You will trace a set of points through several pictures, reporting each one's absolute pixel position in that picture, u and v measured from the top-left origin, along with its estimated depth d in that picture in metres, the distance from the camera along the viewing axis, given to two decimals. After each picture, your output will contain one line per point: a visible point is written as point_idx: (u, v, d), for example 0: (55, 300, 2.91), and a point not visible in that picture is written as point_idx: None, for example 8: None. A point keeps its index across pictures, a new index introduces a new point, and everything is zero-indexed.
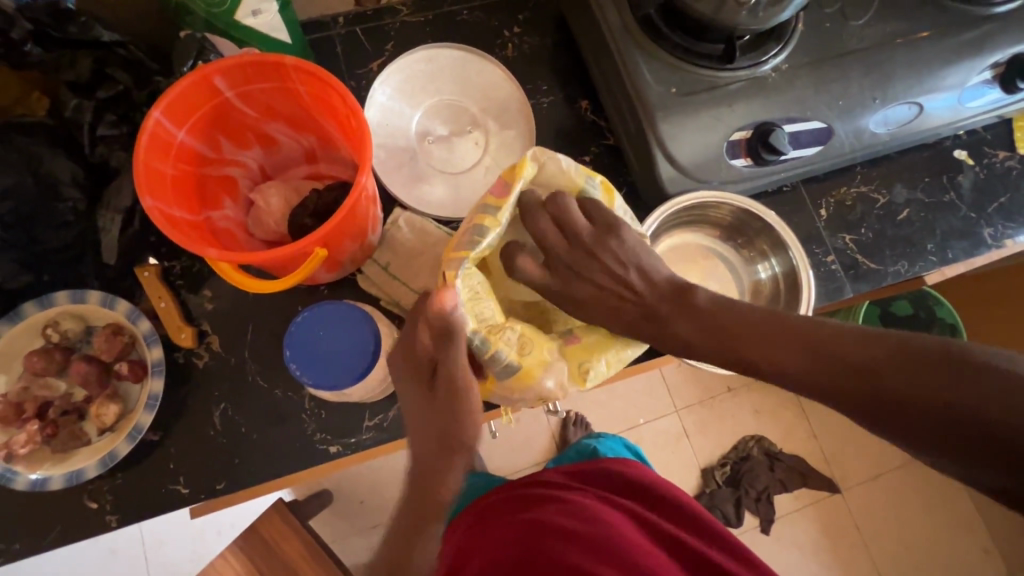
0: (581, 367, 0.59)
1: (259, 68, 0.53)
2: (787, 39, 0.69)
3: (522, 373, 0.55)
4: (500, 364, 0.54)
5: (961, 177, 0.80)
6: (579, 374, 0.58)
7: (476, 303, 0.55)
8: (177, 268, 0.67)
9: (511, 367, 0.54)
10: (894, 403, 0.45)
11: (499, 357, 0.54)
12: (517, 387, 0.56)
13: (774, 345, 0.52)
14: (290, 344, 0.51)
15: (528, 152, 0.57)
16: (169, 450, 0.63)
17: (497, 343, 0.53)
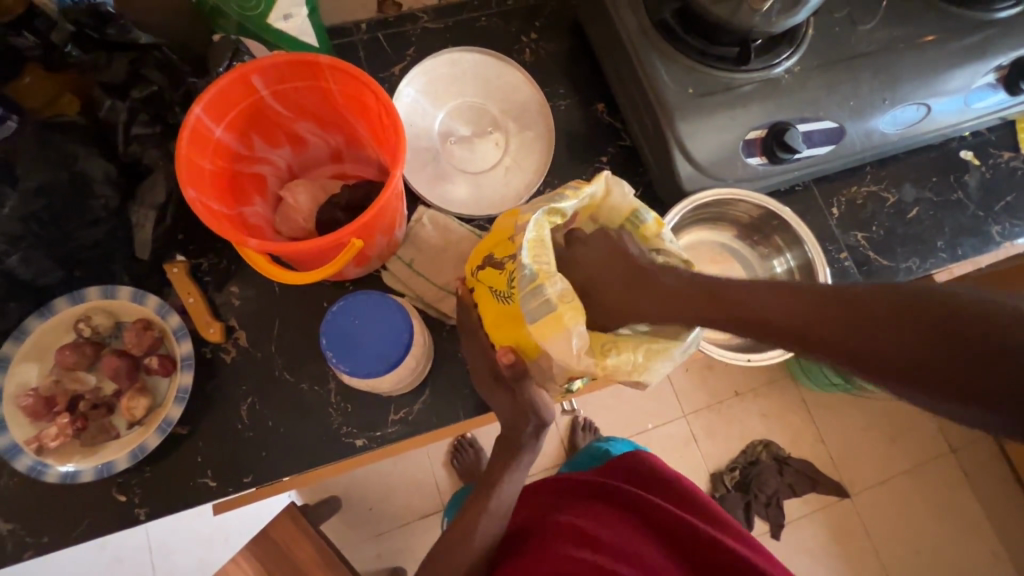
0: (608, 345, 0.50)
1: (295, 67, 0.55)
2: (798, 43, 0.71)
3: (554, 316, 0.47)
4: (536, 301, 0.48)
5: (968, 176, 0.83)
6: (601, 348, 0.49)
7: (540, 252, 0.50)
8: (204, 265, 0.69)
9: (546, 307, 0.48)
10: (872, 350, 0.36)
11: (538, 294, 0.48)
12: (540, 334, 0.48)
13: (746, 297, 0.45)
14: (326, 330, 0.51)
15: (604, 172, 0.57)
16: (196, 444, 0.64)
17: (547, 281, 0.48)
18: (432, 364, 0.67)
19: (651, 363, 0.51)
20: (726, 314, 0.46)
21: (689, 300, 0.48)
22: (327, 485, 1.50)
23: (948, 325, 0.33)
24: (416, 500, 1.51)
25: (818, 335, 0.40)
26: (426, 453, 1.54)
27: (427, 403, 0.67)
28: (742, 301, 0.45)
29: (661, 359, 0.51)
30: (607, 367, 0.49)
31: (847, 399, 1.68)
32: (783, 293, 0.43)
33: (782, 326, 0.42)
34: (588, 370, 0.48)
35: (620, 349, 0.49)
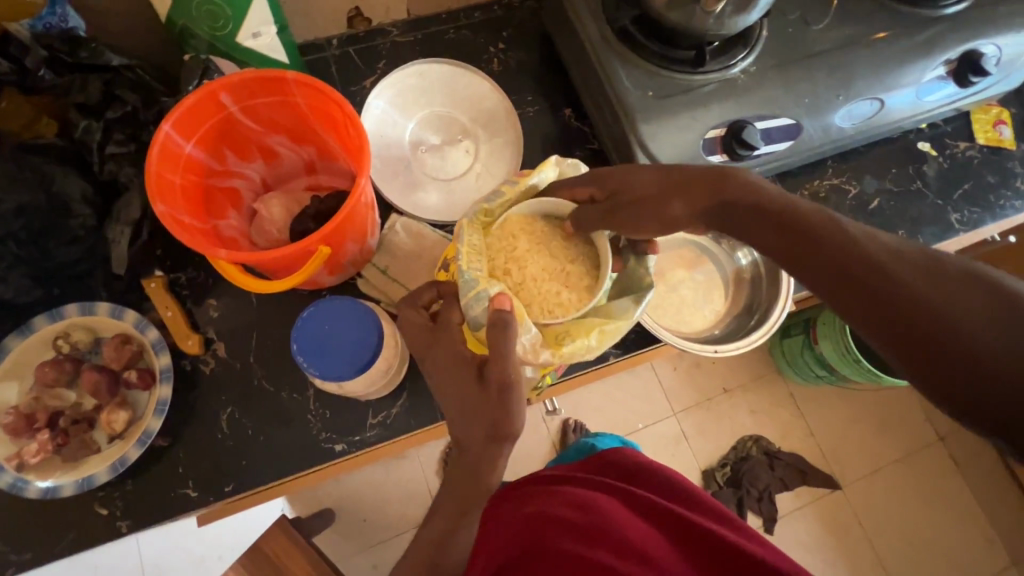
0: (562, 335, 0.53)
1: (262, 82, 0.57)
2: (753, 43, 0.74)
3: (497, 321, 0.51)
4: (479, 307, 0.51)
5: (926, 167, 0.85)
6: (555, 339, 0.53)
7: (475, 260, 0.54)
8: (182, 279, 0.70)
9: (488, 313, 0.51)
10: (887, 293, 0.37)
11: (482, 299, 0.51)
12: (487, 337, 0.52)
13: (826, 230, 0.43)
14: (297, 336, 0.52)
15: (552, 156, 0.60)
16: (177, 454, 0.64)
17: (487, 287, 0.52)
18: (407, 368, 0.68)
19: (604, 344, 0.53)
20: (769, 230, 0.46)
21: (763, 215, 0.47)
22: (321, 497, 1.51)
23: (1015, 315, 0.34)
24: (410, 509, 1.52)
25: (813, 251, 0.43)
26: (419, 461, 1.55)
27: (404, 406, 0.68)
28: (848, 240, 0.41)
29: (612, 338, 0.54)
30: (563, 355, 0.53)
31: (835, 391, 1.70)
32: (897, 248, 0.39)
33: (848, 276, 0.40)
34: (546, 363, 0.52)
35: (573, 336, 0.53)
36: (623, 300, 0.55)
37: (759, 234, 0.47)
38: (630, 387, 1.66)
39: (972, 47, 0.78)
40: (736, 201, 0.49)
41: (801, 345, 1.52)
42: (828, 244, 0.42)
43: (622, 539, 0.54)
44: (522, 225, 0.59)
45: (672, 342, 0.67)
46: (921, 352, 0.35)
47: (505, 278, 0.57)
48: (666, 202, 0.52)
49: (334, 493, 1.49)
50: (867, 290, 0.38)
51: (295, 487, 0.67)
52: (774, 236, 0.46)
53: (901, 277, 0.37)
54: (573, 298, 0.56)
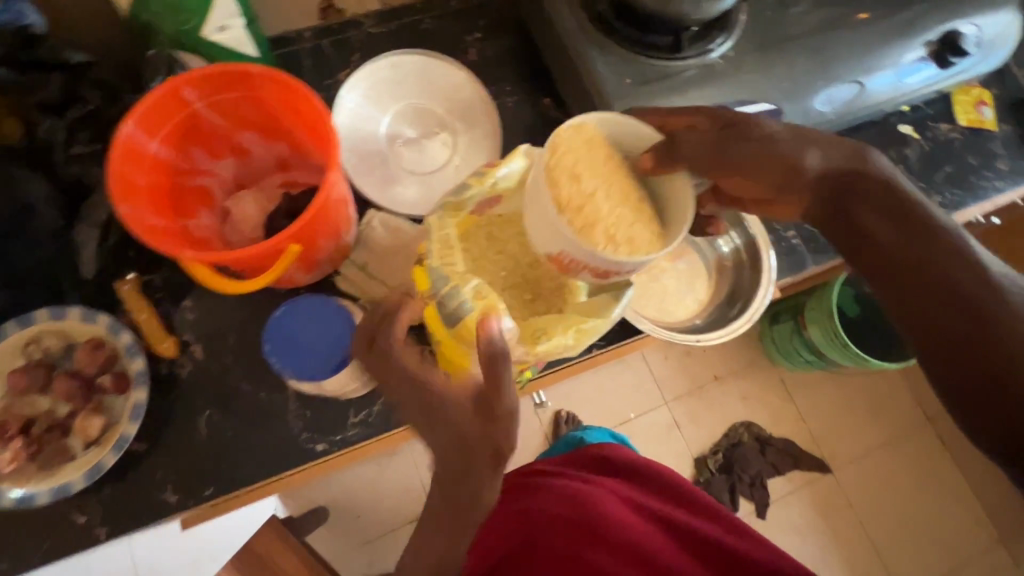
0: (538, 332, 0.52)
1: (226, 77, 0.56)
2: (730, 27, 0.73)
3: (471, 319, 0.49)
4: (455, 304, 0.49)
5: (907, 149, 0.85)
6: (532, 335, 0.52)
7: (446, 255, 0.52)
8: (157, 281, 0.69)
9: (464, 311, 0.49)
10: (976, 312, 0.42)
11: (454, 297, 0.49)
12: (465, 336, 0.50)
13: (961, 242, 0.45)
14: (270, 335, 0.51)
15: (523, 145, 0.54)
16: (155, 459, 0.64)
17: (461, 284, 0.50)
18: None
19: (582, 341, 0.53)
20: (894, 221, 0.48)
21: (892, 209, 0.48)
22: (313, 496, 1.50)
23: None
24: (403, 505, 1.51)
25: (925, 256, 0.45)
26: (411, 457, 1.54)
27: (386, 403, 0.67)
28: (974, 258, 0.44)
29: (589, 336, 0.53)
30: (540, 351, 0.52)
31: (825, 376, 1.71)
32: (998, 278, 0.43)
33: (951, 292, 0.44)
34: (522, 359, 0.52)
35: (549, 335, 0.51)
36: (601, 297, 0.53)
37: (887, 224, 0.48)
38: (622, 378, 1.66)
39: (952, 27, 0.77)
40: (871, 192, 0.50)
41: (790, 330, 1.53)
42: (949, 254, 0.45)
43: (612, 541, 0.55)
44: (604, 140, 0.49)
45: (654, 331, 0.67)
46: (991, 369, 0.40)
47: (572, 191, 0.47)
48: (791, 167, 0.51)
49: (327, 491, 1.49)
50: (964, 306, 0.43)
51: (276, 488, 0.66)
52: (896, 231, 0.48)
53: (991, 301, 0.42)
54: (643, 239, 0.47)
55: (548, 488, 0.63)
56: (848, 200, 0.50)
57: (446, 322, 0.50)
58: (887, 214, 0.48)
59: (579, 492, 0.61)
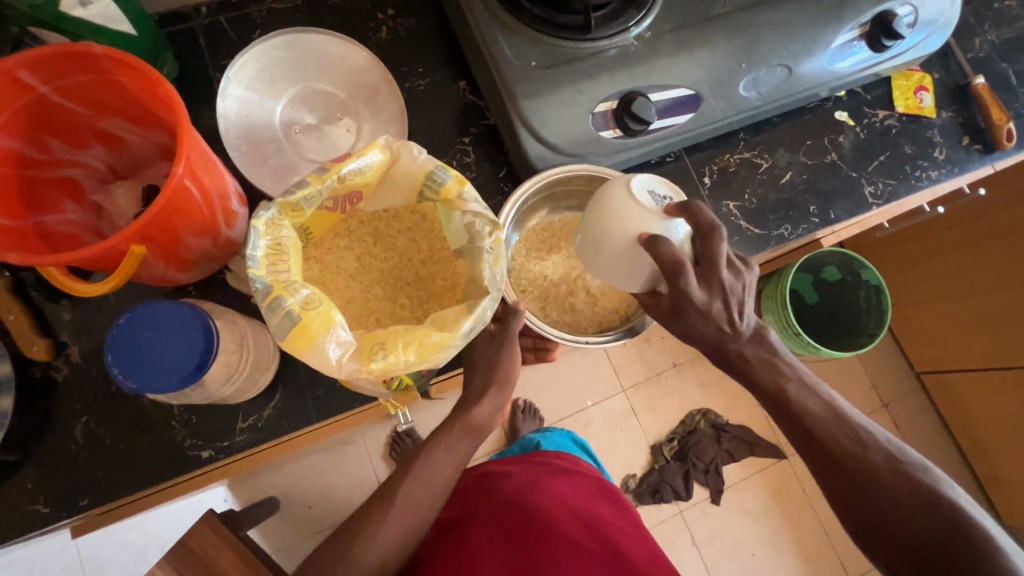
0: (376, 348, 0.46)
1: (68, 60, 0.50)
2: (649, 6, 0.68)
3: (300, 327, 0.44)
4: (276, 316, 0.45)
5: (842, 138, 0.81)
6: (367, 351, 0.46)
7: (276, 260, 0.48)
8: (29, 279, 0.64)
9: (288, 320, 0.45)
10: (864, 500, 0.53)
11: (277, 308, 0.45)
12: (291, 349, 0.45)
13: (846, 444, 0.54)
14: (110, 345, 0.47)
15: (380, 137, 0.51)
16: (27, 468, 0.60)
17: (285, 293, 0.46)
18: (277, 367, 0.63)
19: (425, 358, 0.46)
20: (789, 414, 0.56)
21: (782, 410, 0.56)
22: (263, 487, 1.48)
23: (893, 538, 0.52)
24: (355, 495, 1.50)
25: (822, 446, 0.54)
26: (363, 446, 1.53)
27: (276, 409, 0.64)
28: (861, 457, 0.54)
29: (435, 351, 0.47)
30: (374, 371, 0.45)
31: None
32: (894, 477, 0.53)
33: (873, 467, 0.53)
34: (357, 370, 0.45)
35: (385, 350, 0.45)
36: (455, 309, 0.49)
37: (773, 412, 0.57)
38: (579, 366, 1.64)
39: (887, 7, 0.73)
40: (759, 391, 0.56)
41: None
42: (842, 455, 0.54)
43: (541, 522, 0.73)
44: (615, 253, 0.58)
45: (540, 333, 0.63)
46: (915, 555, 0.51)
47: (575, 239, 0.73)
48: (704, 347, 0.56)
49: (275, 482, 1.47)
50: (858, 479, 0.53)
51: (159, 497, 0.63)
52: (784, 422, 0.56)
53: (880, 499, 0.52)
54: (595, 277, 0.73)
55: (503, 488, 0.78)
56: (767, 391, 0.56)
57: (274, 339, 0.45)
58: (778, 411, 0.56)
59: (526, 499, 0.76)
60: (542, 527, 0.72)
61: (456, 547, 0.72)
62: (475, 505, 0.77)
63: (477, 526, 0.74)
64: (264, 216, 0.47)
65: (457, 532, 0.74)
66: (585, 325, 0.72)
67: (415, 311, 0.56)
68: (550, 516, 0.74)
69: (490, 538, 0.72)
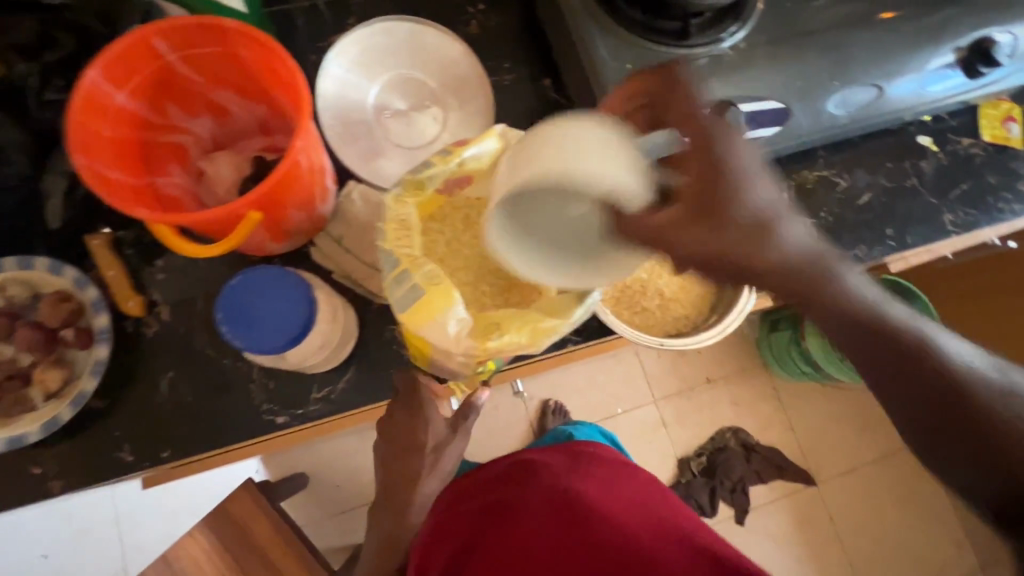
0: (491, 327, 0.51)
1: (199, 30, 0.53)
2: (745, 18, 0.68)
3: (423, 302, 0.48)
4: (403, 287, 0.49)
5: (924, 162, 0.80)
6: (484, 331, 0.50)
7: (401, 235, 0.52)
8: (128, 237, 0.67)
9: (415, 293, 0.49)
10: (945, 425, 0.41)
11: (404, 280, 0.49)
12: (414, 322, 0.49)
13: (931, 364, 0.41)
14: (222, 304, 0.49)
15: (497, 126, 0.55)
16: (114, 417, 0.63)
17: (410, 267, 0.49)
18: (355, 342, 0.66)
19: (537, 343, 0.50)
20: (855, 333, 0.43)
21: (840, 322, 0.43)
22: (294, 463, 1.50)
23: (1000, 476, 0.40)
24: None
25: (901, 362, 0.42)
26: None
27: (350, 382, 0.66)
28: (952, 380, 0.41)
29: (545, 336, 0.50)
30: (489, 351, 0.50)
31: (819, 390, 1.67)
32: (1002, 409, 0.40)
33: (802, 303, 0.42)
34: (472, 349, 0.49)
35: (502, 332, 0.50)
36: (567, 298, 0.53)
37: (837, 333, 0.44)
38: (613, 372, 1.64)
39: (985, 34, 0.72)
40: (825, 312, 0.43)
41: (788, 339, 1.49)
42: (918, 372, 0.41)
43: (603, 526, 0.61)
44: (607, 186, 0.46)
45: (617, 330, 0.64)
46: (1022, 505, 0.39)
47: None
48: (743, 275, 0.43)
49: (306, 459, 1.50)
50: (895, 356, 0.42)
51: (231, 455, 0.66)
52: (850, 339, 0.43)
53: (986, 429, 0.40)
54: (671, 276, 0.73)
55: (539, 467, 0.70)
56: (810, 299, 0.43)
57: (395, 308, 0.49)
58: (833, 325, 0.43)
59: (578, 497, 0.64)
60: (573, 524, 0.61)
61: (481, 540, 0.64)
62: (490, 485, 0.70)
63: (494, 524, 0.64)
64: (397, 191, 0.53)
65: (473, 529, 0.65)
66: (649, 327, 0.71)
67: (498, 297, 0.58)
68: (584, 519, 0.61)
69: (513, 542, 0.61)
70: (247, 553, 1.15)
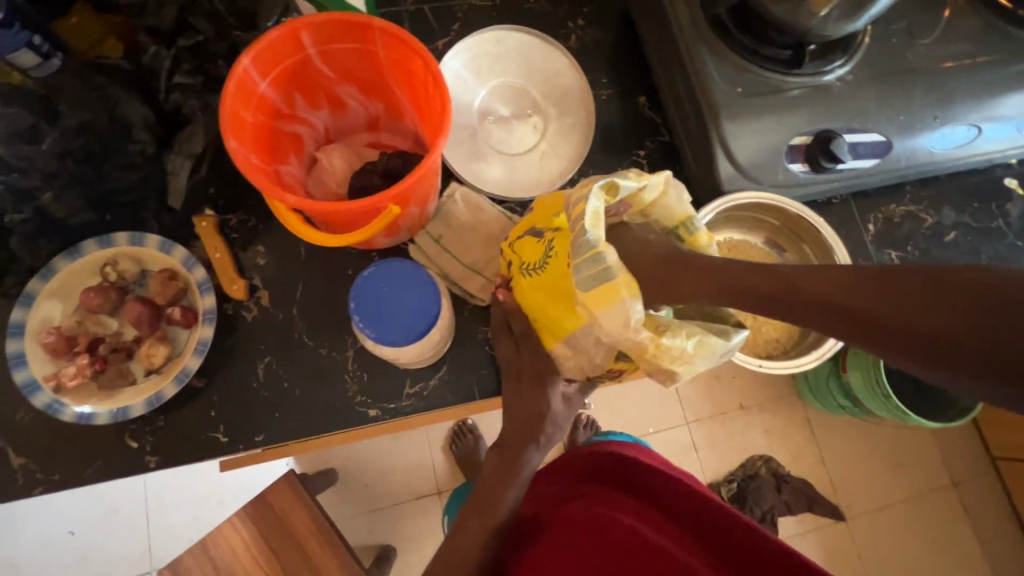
0: (662, 328, 0.48)
1: (346, 28, 0.55)
2: (854, 51, 0.70)
3: (611, 287, 0.46)
4: (595, 267, 0.46)
5: (1010, 205, 0.81)
6: (657, 327, 0.48)
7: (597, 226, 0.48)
8: (233, 222, 0.68)
9: (603, 274, 0.46)
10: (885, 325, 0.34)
11: (599, 261, 0.46)
12: (592, 302, 0.47)
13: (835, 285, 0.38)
14: (357, 295, 0.52)
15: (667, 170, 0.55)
16: (212, 397, 0.64)
17: (606, 250, 0.46)
18: (451, 341, 0.66)
19: (697, 356, 0.49)
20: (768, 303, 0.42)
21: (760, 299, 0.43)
22: (323, 457, 1.49)
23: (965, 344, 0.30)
24: (410, 480, 1.50)
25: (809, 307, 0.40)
26: (424, 435, 1.53)
27: (442, 380, 0.66)
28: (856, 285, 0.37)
29: (706, 355, 0.49)
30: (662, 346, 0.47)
31: (853, 424, 1.65)
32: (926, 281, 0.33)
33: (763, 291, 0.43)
34: (642, 345, 0.47)
35: (676, 332, 0.48)
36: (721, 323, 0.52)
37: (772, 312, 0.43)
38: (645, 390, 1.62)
39: None
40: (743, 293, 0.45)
41: (827, 371, 1.41)
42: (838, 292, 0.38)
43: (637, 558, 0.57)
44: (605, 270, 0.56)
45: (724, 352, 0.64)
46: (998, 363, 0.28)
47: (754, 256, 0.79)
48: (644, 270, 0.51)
49: (334, 455, 1.49)
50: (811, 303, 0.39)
51: (318, 445, 0.66)
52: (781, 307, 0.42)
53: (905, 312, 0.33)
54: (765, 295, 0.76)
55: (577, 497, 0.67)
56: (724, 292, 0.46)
57: (578, 286, 0.47)
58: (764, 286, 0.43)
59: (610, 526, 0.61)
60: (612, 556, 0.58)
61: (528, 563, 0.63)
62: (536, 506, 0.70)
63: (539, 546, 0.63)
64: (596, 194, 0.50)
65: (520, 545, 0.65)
66: (740, 346, 0.74)
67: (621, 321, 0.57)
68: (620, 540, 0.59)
69: (545, 558, 0.61)
70: (284, 545, 1.12)
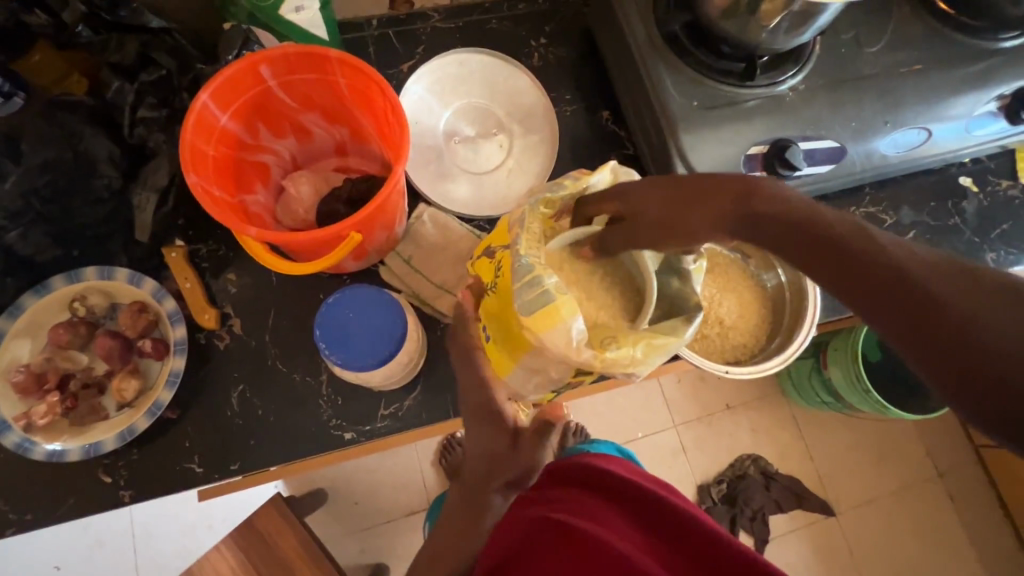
0: (608, 340, 0.51)
1: (304, 59, 0.56)
2: (805, 61, 0.72)
3: (549, 309, 0.48)
4: (533, 291, 0.49)
5: (965, 202, 0.83)
6: (601, 342, 0.50)
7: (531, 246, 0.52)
8: (203, 251, 0.69)
9: (542, 298, 0.49)
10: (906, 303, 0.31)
11: (536, 284, 0.49)
12: (535, 327, 0.49)
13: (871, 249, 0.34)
14: (321, 323, 0.53)
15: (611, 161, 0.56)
16: (186, 428, 0.64)
17: (543, 274, 0.49)
18: (424, 360, 0.67)
19: (649, 358, 0.50)
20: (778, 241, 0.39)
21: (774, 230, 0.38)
22: (311, 478, 1.48)
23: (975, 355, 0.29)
24: (400, 497, 1.49)
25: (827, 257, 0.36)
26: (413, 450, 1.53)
27: (417, 400, 0.67)
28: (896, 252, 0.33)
29: (659, 354, 0.51)
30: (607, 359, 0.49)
31: (838, 419, 1.67)
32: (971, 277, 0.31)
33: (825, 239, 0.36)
34: (588, 362, 0.49)
35: (620, 344, 0.50)
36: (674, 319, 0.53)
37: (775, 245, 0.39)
38: (632, 395, 1.63)
39: None
40: (757, 221, 0.39)
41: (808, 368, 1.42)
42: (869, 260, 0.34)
43: None
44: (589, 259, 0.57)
45: (695, 362, 0.65)
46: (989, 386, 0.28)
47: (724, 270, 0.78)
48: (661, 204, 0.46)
49: (322, 475, 1.48)
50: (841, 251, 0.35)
51: (295, 470, 0.66)
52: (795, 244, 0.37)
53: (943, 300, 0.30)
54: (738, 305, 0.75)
55: None
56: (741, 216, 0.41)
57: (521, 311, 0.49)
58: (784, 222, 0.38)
59: None
60: None
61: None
62: None
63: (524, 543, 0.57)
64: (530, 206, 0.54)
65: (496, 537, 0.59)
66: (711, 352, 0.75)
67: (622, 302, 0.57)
68: None
69: None
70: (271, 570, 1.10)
